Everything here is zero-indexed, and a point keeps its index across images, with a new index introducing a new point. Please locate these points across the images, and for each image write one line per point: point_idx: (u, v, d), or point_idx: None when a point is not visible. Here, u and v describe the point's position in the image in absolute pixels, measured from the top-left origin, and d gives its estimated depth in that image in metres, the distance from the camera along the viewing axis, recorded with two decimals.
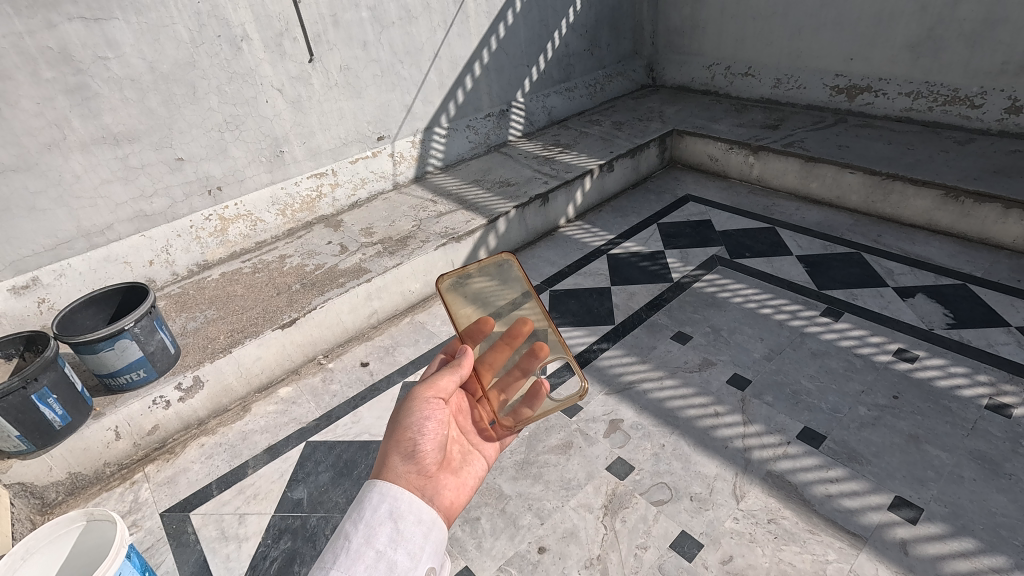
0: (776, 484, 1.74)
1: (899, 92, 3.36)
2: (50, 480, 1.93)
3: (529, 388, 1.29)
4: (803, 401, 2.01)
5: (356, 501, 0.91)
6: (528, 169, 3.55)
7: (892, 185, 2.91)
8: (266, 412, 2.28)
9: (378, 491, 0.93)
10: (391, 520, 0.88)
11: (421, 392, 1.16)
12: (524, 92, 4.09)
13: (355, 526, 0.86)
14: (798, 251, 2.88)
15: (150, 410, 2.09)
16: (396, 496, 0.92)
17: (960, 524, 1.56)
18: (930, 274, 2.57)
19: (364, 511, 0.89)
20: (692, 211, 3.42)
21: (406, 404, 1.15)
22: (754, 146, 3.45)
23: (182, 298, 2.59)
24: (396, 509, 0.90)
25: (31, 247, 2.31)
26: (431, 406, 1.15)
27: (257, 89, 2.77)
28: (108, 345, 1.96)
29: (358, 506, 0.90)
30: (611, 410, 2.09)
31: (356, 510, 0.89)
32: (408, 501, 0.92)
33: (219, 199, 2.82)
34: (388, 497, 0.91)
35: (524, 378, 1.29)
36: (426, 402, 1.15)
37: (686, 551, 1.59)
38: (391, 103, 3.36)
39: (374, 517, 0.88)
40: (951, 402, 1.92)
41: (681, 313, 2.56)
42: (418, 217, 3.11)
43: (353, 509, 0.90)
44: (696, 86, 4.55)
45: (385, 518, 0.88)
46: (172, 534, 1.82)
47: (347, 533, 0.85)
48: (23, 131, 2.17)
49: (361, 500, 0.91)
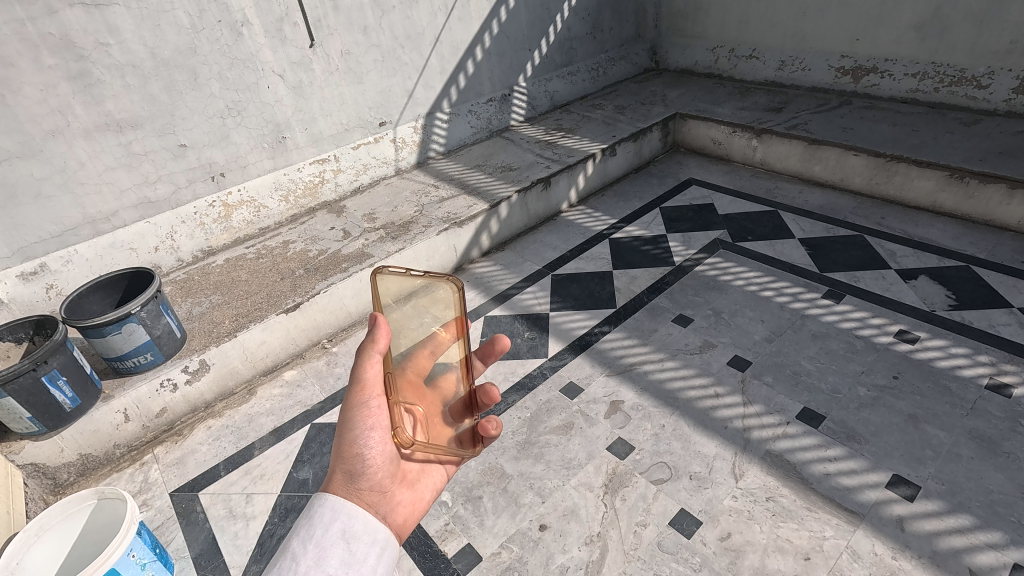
0: (775, 463, 1.76)
1: (905, 73, 3.32)
2: (62, 461, 1.97)
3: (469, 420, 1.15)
4: (803, 382, 2.02)
5: (307, 518, 0.95)
6: (530, 154, 3.54)
7: (896, 167, 2.89)
8: (272, 395, 2.32)
9: (329, 510, 0.97)
10: (340, 537, 0.93)
11: (355, 397, 1.07)
12: (525, 76, 4.07)
13: (305, 545, 0.90)
14: (801, 234, 2.87)
15: (158, 393, 2.13)
16: (346, 514, 0.96)
17: (957, 501, 1.58)
18: (933, 256, 2.56)
19: (314, 530, 0.93)
20: (694, 194, 3.42)
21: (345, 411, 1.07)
22: (757, 128, 3.43)
23: (187, 284, 2.62)
24: (347, 527, 0.95)
25: (38, 233, 2.33)
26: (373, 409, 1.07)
27: (257, 75, 2.77)
28: (116, 329, 1.99)
29: (308, 525, 0.94)
30: (612, 391, 2.11)
31: (305, 525, 0.94)
32: (358, 517, 0.97)
33: (222, 185, 2.84)
34: (342, 516, 0.96)
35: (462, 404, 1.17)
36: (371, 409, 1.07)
37: (685, 528, 1.61)
38: (392, 88, 3.35)
39: (326, 535, 0.92)
40: (951, 382, 1.93)
41: (682, 296, 2.57)
42: (420, 202, 3.12)
43: (304, 528, 0.94)
44: (700, 69, 4.50)
45: (336, 536, 0.93)
46: (181, 513, 1.86)
47: (295, 555, 0.89)
48: (27, 118, 2.19)
49: (311, 518, 0.95)
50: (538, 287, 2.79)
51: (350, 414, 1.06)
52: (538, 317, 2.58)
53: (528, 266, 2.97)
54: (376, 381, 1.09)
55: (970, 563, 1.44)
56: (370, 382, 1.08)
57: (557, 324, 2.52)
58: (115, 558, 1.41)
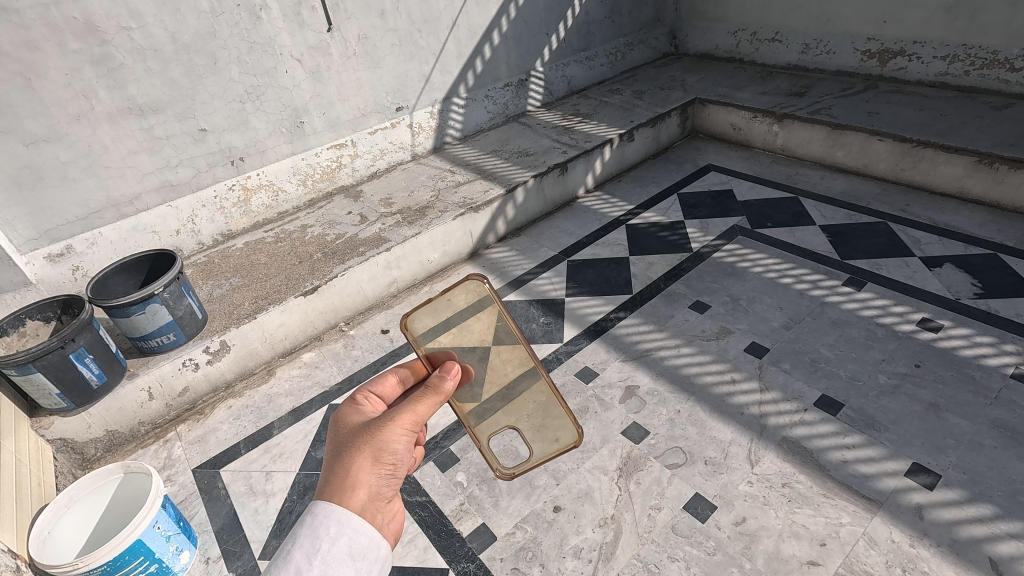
0: (791, 449, 1.75)
1: (934, 55, 3.23)
2: (89, 437, 2.03)
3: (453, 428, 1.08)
4: (822, 369, 2.00)
5: (306, 524, 0.69)
6: (547, 139, 3.51)
7: (922, 152, 2.82)
8: (291, 376, 2.36)
9: (338, 519, 0.71)
10: (352, 558, 0.69)
11: (409, 412, 0.88)
12: (543, 61, 4.03)
13: (310, 560, 0.64)
14: (822, 221, 2.82)
15: (180, 372, 2.17)
16: (359, 528, 0.71)
17: (977, 490, 1.55)
18: (959, 244, 2.51)
19: (321, 541, 0.67)
20: (713, 181, 3.37)
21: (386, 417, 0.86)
22: (779, 114, 3.36)
23: (207, 266, 2.67)
24: (358, 544, 0.70)
25: (64, 216, 2.38)
26: (412, 435, 0.89)
27: (276, 59, 2.78)
28: (139, 309, 2.03)
29: (311, 534, 0.67)
30: (627, 376, 2.11)
31: (303, 537, 0.67)
32: (375, 537, 0.73)
33: (242, 169, 2.87)
34: (351, 529, 0.71)
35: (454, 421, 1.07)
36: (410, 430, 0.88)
37: (699, 512, 1.61)
38: (409, 73, 3.34)
39: (334, 553, 0.67)
40: (975, 370, 1.90)
41: (699, 283, 2.55)
42: (436, 187, 3.12)
43: (302, 536, 0.67)
44: (721, 53, 4.42)
45: (346, 554, 0.68)
46: (203, 489, 1.91)
47: (299, 567, 0.63)
48: (53, 102, 2.23)
49: (314, 525, 0.68)
50: (553, 273, 2.79)
51: (392, 424, 0.86)
52: (553, 302, 2.58)
53: (544, 252, 2.96)
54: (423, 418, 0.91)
55: (990, 552, 1.43)
56: (421, 413, 0.90)
57: (572, 309, 2.51)
58: (142, 529, 1.45)
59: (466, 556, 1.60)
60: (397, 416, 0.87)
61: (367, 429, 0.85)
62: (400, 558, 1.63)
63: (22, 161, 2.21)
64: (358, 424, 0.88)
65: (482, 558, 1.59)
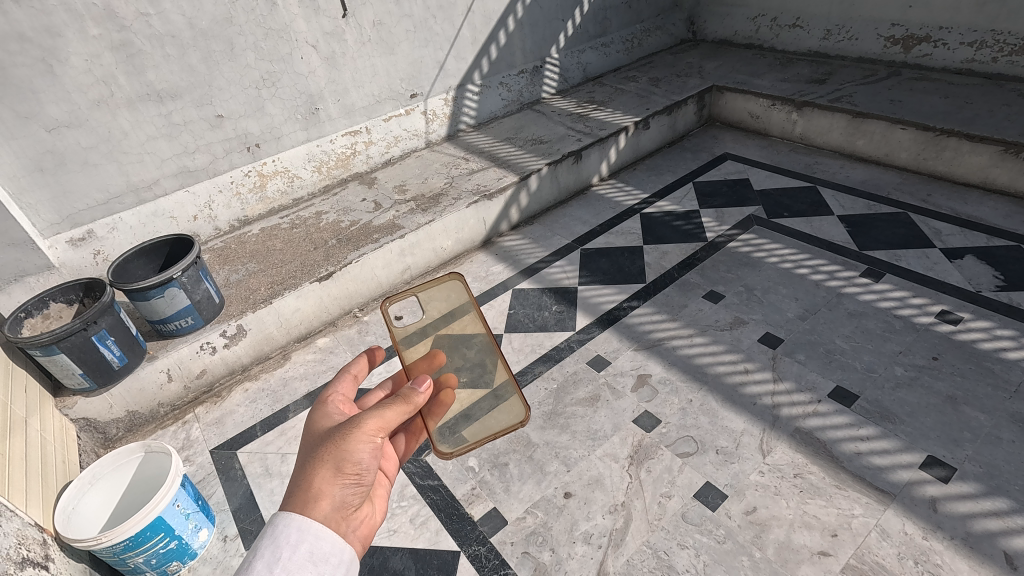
0: (804, 440, 1.74)
1: (960, 42, 3.15)
2: (111, 417, 2.08)
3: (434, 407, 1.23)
4: (837, 360, 1.98)
5: (269, 535, 0.77)
6: (561, 127, 3.49)
7: (946, 141, 2.76)
8: (306, 361, 2.39)
9: (298, 528, 0.78)
10: (311, 565, 0.76)
11: (374, 420, 0.93)
12: (558, 47, 3.99)
13: (269, 570, 0.72)
14: (840, 211, 2.78)
15: (198, 355, 2.21)
16: (319, 536, 0.79)
17: (994, 484, 1.54)
18: (982, 235, 2.46)
19: (281, 551, 0.75)
20: (729, 169, 3.33)
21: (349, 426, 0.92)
22: (798, 101, 3.30)
23: (224, 252, 2.70)
24: (318, 551, 0.78)
25: (86, 201, 2.42)
26: (378, 440, 0.95)
27: (291, 46, 2.78)
28: (159, 292, 2.06)
29: (272, 543, 0.75)
30: (639, 365, 2.11)
31: (267, 546, 0.75)
32: (334, 543, 0.80)
33: (258, 155, 2.89)
34: (310, 537, 0.78)
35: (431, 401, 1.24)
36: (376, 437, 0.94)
37: (709, 501, 1.62)
38: (424, 60, 3.33)
39: (293, 560, 0.75)
40: (994, 364, 1.87)
41: (713, 272, 2.53)
42: (450, 174, 3.13)
43: (263, 547, 0.75)
44: (740, 39, 4.34)
45: (305, 562, 0.76)
46: (221, 469, 1.96)
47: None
48: (74, 88, 2.26)
49: (275, 535, 0.77)
50: (566, 261, 2.78)
51: (359, 435, 0.91)
52: (565, 290, 2.58)
53: (557, 240, 2.96)
54: (392, 423, 0.97)
55: (1005, 547, 1.41)
56: (387, 420, 0.95)
57: (585, 298, 2.51)
58: (162, 507, 1.49)
59: (477, 539, 1.63)
60: (361, 424, 0.92)
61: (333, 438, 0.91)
62: (412, 540, 1.66)
63: (45, 147, 2.25)
64: (327, 431, 0.95)
65: (493, 541, 1.61)
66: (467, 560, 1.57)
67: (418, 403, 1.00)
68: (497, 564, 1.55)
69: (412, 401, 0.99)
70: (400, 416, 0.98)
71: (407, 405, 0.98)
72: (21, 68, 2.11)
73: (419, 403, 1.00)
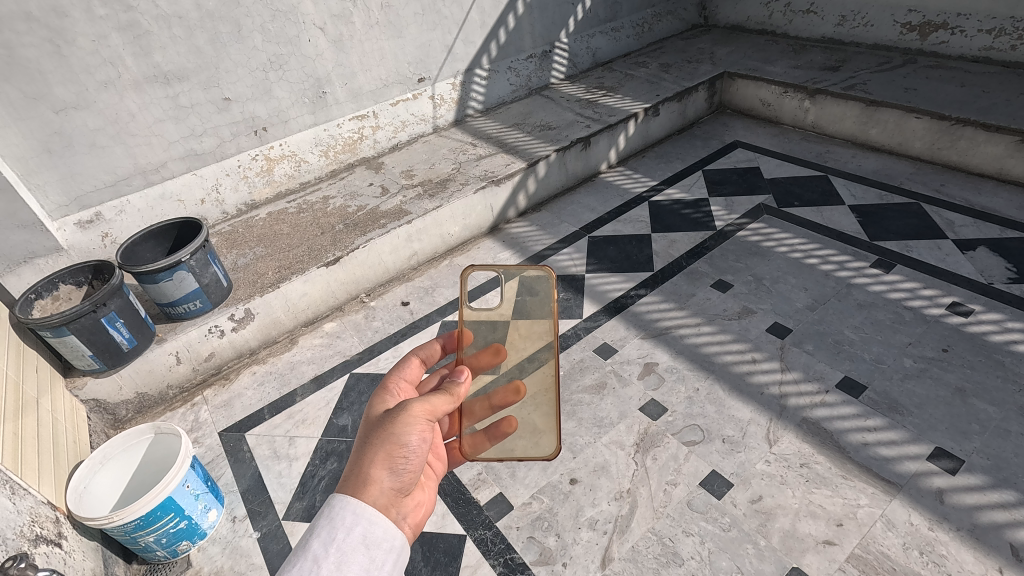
0: (811, 430, 1.74)
1: (978, 29, 3.09)
2: (121, 398, 2.09)
3: (495, 422, 1.31)
4: (845, 351, 1.97)
5: (324, 516, 0.82)
6: (570, 113, 3.46)
7: (961, 130, 2.72)
8: (312, 345, 2.40)
9: (352, 511, 0.83)
10: (364, 548, 0.80)
11: (418, 407, 1.00)
12: (568, 31, 3.94)
13: (325, 550, 0.77)
14: (851, 200, 2.75)
15: (207, 338, 2.22)
16: (372, 520, 0.83)
17: (1002, 476, 1.53)
18: (995, 227, 2.43)
19: (336, 531, 0.80)
20: (740, 157, 3.30)
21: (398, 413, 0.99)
22: (811, 89, 3.26)
23: (232, 236, 2.71)
24: (370, 534, 0.82)
25: (94, 182, 2.42)
26: (426, 426, 1.01)
27: (299, 28, 2.76)
28: (167, 275, 2.07)
29: (328, 525, 0.80)
30: (646, 353, 2.11)
31: (323, 526, 0.81)
32: (386, 527, 0.84)
33: (265, 139, 2.88)
34: (363, 520, 0.83)
35: (492, 411, 1.32)
36: (424, 423, 1.00)
37: (715, 490, 1.62)
38: (431, 43, 3.30)
39: (347, 541, 0.80)
40: (1005, 356, 1.85)
41: (722, 261, 2.52)
42: (457, 160, 3.11)
43: (320, 527, 0.80)
44: (752, 25, 4.27)
45: (358, 544, 0.80)
46: (229, 451, 1.97)
47: (315, 557, 0.76)
48: (81, 68, 2.24)
49: (332, 516, 0.82)
50: (574, 248, 2.77)
51: (408, 420, 0.97)
52: (573, 278, 2.57)
53: (565, 228, 2.94)
54: (437, 408, 1.04)
55: (1010, 538, 1.41)
56: (434, 406, 1.02)
57: (592, 286, 2.50)
58: (172, 487, 1.50)
59: (483, 523, 1.64)
60: (407, 411, 0.98)
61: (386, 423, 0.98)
62: None
63: (52, 128, 2.24)
64: (377, 418, 1.01)
65: (499, 526, 1.63)
66: (473, 544, 1.59)
67: (460, 394, 1.09)
68: (503, 548, 1.57)
69: (456, 392, 1.08)
70: (446, 403, 1.05)
71: (450, 397, 1.06)
72: (28, 48, 2.10)
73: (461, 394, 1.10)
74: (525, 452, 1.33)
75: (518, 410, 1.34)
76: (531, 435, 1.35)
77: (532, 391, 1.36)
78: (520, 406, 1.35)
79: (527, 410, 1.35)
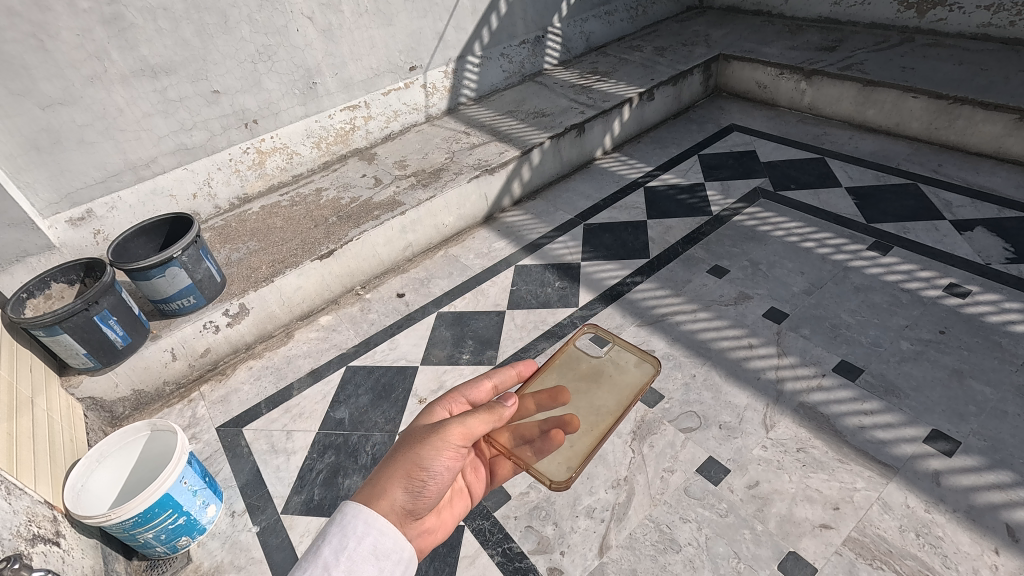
0: (808, 415, 1.74)
1: (977, 5, 3.04)
2: (117, 396, 2.09)
3: (545, 441, 1.32)
4: (842, 335, 1.96)
5: (338, 523, 0.86)
6: (564, 99, 3.42)
7: (958, 110, 2.69)
8: (309, 339, 2.40)
9: (364, 520, 0.87)
10: (374, 558, 0.85)
11: (450, 432, 0.98)
12: (561, 16, 3.89)
13: (337, 558, 0.81)
14: (847, 182, 2.73)
15: (202, 334, 2.22)
16: (383, 531, 0.87)
17: (998, 457, 1.53)
18: (993, 207, 2.41)
19: (347, 540, 0.84)
20: (736, 141, 3.27)
21: (428, 434, 0.98)
22: (806, 70, 3.21)
23: (225, 230, 2.69)
24: (381, 545, 0.86)
25: (84, 179, 2.40)
26: (455, 452, 1.00)
27: (287, 17, 2.72)
28: (159, 272, 2.06)
29: (341, 532, 0.84)
30: (643, 341, 2.10)
31: (336, 532, 0.85)
32: (396, 539, 0.88)
33: (256, 132, 2.85)
34: (374, 531, 0.86)
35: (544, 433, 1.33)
36: (451, 451, 0.99)
37: (712, 476, 1.62)
38: (423, 31, 3.25)
39: (357, 551, 0.83)
40: (1002, 337, 1.85)
41: (718, 247, 2.50)
42: (451, 149, 3.08)
43: (333, 534, 0.84)
44: (748, 6, 4.21)
45: (368, 555, 0.84)
46: (227, 447, 1.98)
47: (326, 564, 0.80)
48: (66, 63, 2.21)
49: (344, 524, 0.85)
50: (569, 236, 2.76)
51: (433, 445, 0.97)
52: (569, 266, 2.55)
53: (561, 216, 2.92)
54: (472, 433, 1.02)
55: (1007, 519, 1.41)
56: (466, 432, 1.00)
57: (588, 274, 2.49)
58: (170, 484, 1.50)
59: (480, 513, 1.64)
60: (438, 437, 0.97)
61: (412, 442, 0.99)
62: None
63: (40, 124, 2.22)
64: (409, 434, 1.02)
65: (496, 516, 1.63)
66: (472, 533, 1.59)
67: (503, 415, 1.06)
68: (501, 538, 1.57)
69: (498, 413, 1.04)
70: (482, 425, 1.03)
71: (488, 416, 1.02)
72: (11, 43, 2.06)
73: (501, 412, 1.05)
74: (546, 470, 1.27)
75: (572, 445, 1.34)
76: (568, 463, 1.29)
77: (585, 431, 1.37)
78: (574, 439, 1.36)
79: (581, 442, 1.35)
